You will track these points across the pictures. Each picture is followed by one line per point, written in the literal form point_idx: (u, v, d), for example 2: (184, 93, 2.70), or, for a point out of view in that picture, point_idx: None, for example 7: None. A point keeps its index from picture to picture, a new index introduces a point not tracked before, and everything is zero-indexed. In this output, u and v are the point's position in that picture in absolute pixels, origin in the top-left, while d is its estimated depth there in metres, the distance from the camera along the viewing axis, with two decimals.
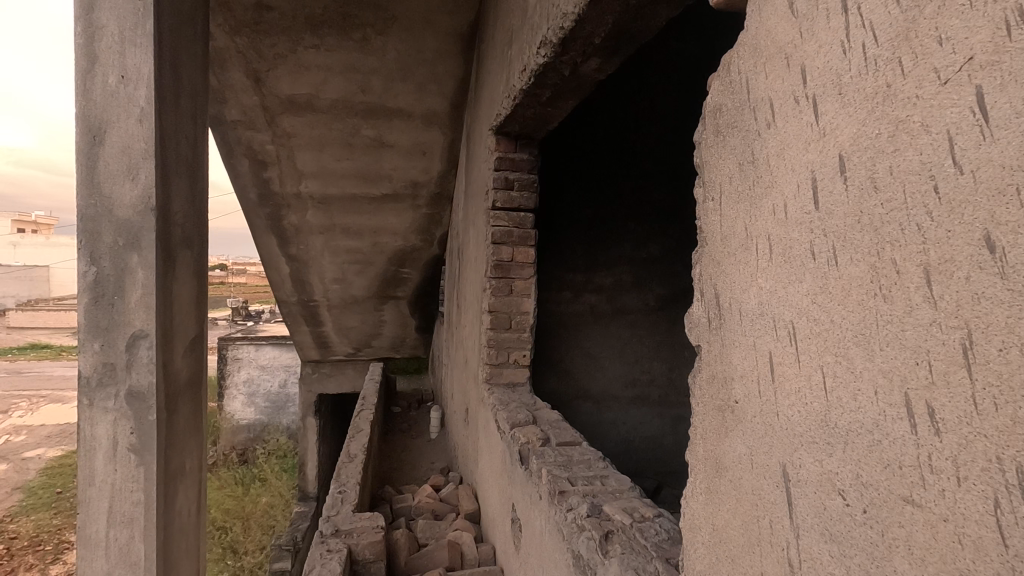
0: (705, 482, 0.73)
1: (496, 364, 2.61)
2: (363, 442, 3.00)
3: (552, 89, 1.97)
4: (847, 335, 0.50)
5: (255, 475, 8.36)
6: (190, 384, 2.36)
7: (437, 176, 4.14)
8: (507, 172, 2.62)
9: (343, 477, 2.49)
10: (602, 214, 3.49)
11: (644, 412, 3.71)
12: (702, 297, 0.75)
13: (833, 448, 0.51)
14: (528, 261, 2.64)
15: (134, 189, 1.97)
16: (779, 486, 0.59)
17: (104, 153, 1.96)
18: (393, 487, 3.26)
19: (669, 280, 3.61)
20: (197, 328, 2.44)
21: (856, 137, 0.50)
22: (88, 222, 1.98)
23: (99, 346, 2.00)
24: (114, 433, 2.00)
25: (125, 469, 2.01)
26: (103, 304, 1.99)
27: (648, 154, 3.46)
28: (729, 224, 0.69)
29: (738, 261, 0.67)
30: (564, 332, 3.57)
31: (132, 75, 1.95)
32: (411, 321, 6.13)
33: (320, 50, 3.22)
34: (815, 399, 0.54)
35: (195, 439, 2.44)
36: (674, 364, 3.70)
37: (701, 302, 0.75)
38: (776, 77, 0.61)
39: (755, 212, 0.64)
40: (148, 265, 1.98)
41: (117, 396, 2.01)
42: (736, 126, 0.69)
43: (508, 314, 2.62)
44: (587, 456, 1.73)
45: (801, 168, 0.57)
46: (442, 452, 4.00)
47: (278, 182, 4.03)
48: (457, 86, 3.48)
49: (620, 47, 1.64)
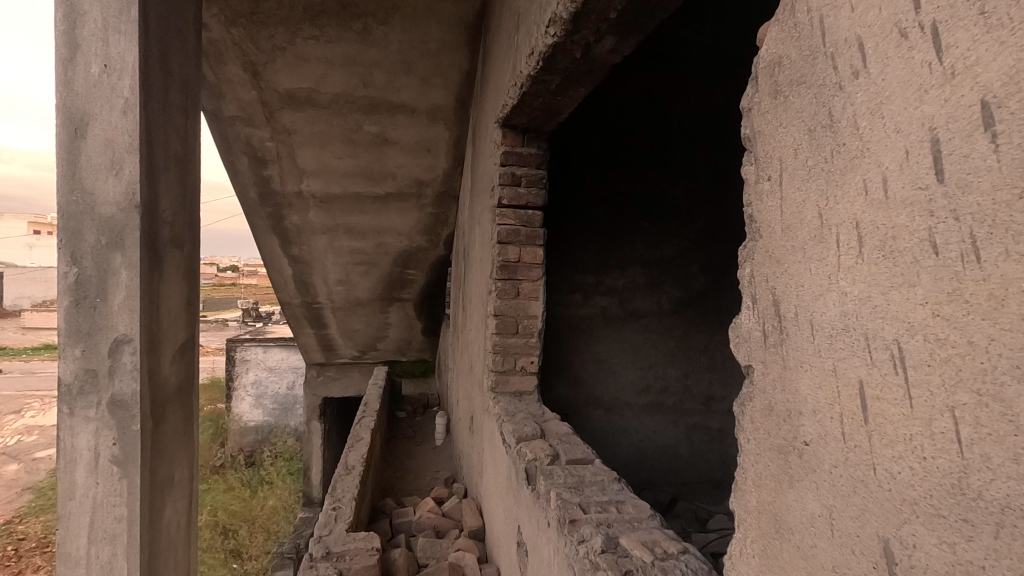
0: (758, 542, 0.57)
1: (503, 371, 2.46)
2: (362, 451, 2.84)
3: (562, 74, 1.81)
4: (1003, 366, 0.34)
5: (262, 477, 8.25)
6: (179, 391, 2.22)
7: (442, 174, 3.99)
8: (515, 167, 2.46)
9: (339, 491, 2.34)
10: (616, 211, 3.33)
11: (657, 420, 3.54)
12: (754, 305, 0.59)
13: (976, 530, 0.36)
14: (536, 262, 2.48)
15: (118, 184, 1.83)
16: (878, 569, 0.43)
17: (86, 147, 1.83)
18: (393, 499, 3.12)
19: (684, 283, 3.44)
20: (188, 332, 2.30)
21: (1012, 74, 0.34)
22: (70, 220, 1.85)
23: (80, 352, 1.87)
24: (95, 443, 1.87)
25: (107, 482, 1.87)
26: (85, 307, 1.86)
27: (672, 149, 3.31)
28: (793, 209, 0.53)
29: (808, 259, 0.51)
30: (574, 337, 3.41)
31: (116, 64, 1.82)
32: (417, 323, 5.99)
33: (320, 41, 3.08)
34: (942, 455, 0.38)
35: (186, 449, 2.30)
36: (689, 370, 3.53)
37: (753, 311, 0.59)
38: (868, 8, 0.45)
39: (834, 193, 0.48)
40: (132, 265, 1.85)
41: (99, 404, 1.88)
42: (804, 82, 0.52)
43: (515, 318, 2.46)
44: (601, 477, 1.57)
45: (913, 124, 0.41)
46: (447, 460, 3.84)
47: (278, 180, 3.91)
48: (463, 79, 3.33)
49: (637, 22, 1.48)
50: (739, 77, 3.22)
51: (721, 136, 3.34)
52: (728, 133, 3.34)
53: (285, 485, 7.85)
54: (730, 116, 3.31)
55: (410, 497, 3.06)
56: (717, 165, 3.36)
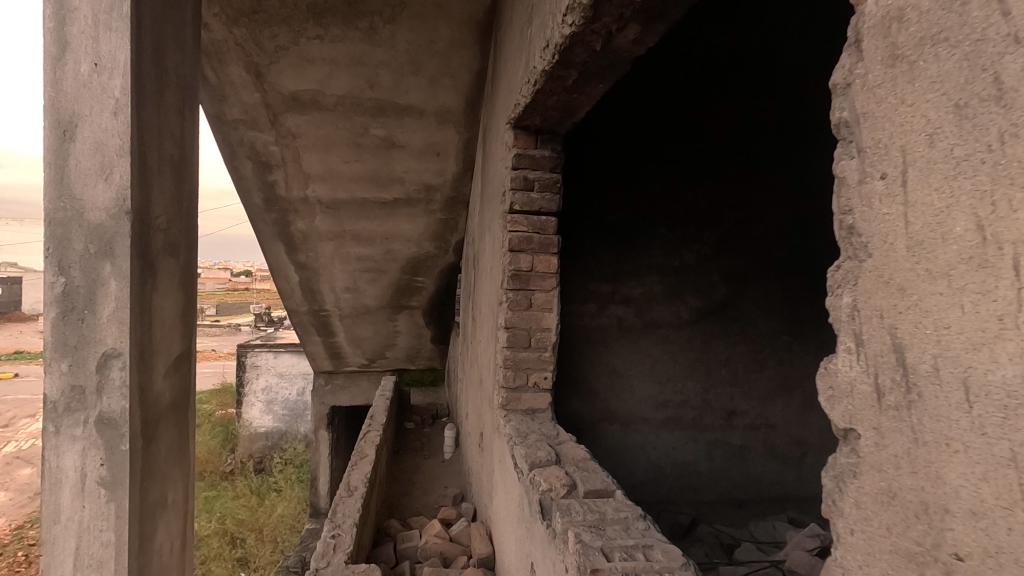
0: None
1: (514, 387, 2.31)
2: (367, 470, 2.69)
3: (580, 68, 1.66)
4: None
5: (271, 485, 8.12)
6: (174, 406, 2.09)
7: (451, 179, 3.87)
8: (527, 171, 2.31)
9: (339, 516, 2.19)
10: (635, 215, 3.18)
11: (675, 436, 3.37)
12: (863, 357, 0.47)
13: None
14: (549, 272, 2.33)
15: (108, 190, 1.71)
16: None
17: (75, 150, 1.72)
18: (398, 520, 2.97)
19: (704, 292, 3.29)
20: (184, 343, 2.16)
21: None
22: (58, 227, 1.73)
23: (67, 367, 1.74)
24: (82, 464, 1.74)
25: (94, 505, 1.74)
26: (73, 320, 1.73)
27: (705, 150, 3.18)
28: (926, 212, 0.41)
29: (957, 292, 0.39)
30: (588, 349, 3.25)
31: (107, 63, 1.69)
32: (426, 332, 5.86)
33: (324, 41, 2.96)
34: None
35: (180, 467, 2.16)
36: (709, 384, 3.36)
37: (863, 365, 0.47)
38: None
39: (1009, 192, 0.36)
40: (123, 275, 1.72)
41: (86, 422, 1.74)
42: (939, 38, 0.40)
43: (528, 332, 2.31)
44: (624, 514, 1.41)
45: None
46: (456, 475, 3.69)
47: (284, 185, 3.80)
48: (473, 79, 3.19)
49: (665, 7, 1.33)
50: (788, 83, 3.06)
51: (761, 140, 3.19)
52: (769, 137, 3.19)
53: (294, 494, 7.71)
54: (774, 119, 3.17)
55: (417, 517, 2.91)
56: (747, 171, 3.22)
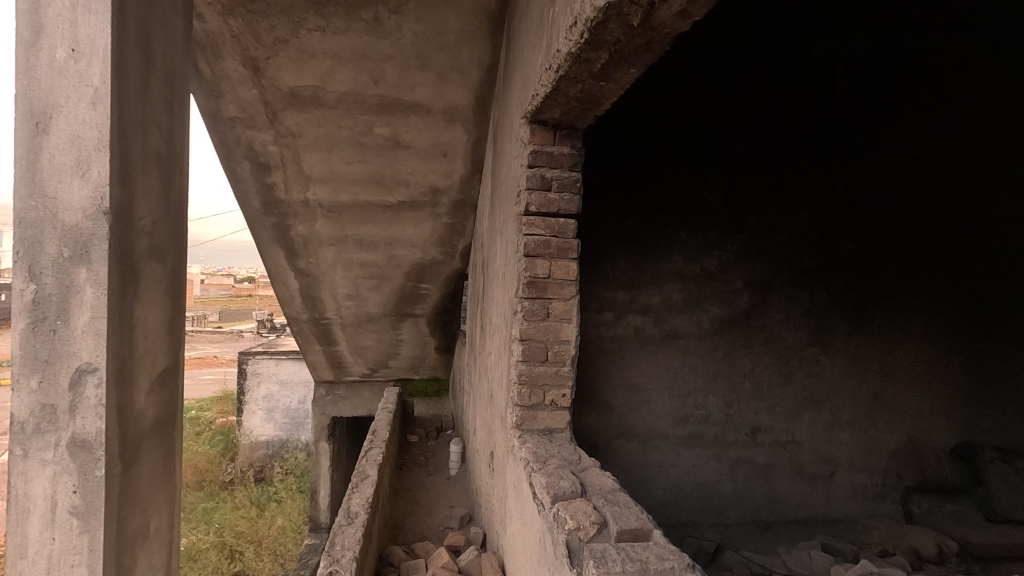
0: None
1: (530, 406, 2.10)
2: (367, 494, 2.47)
3: (609, 51, 1.49)
4: None
5: (270, 495, 7.88)
6: (158, 426, 1.88)
7: (458, 181, 3.69)
8: (545, 170, 2.12)
9: (338, 549, 1.98)
10: (653, 220, 2.99)
11: (697, 454, 3.16)
12: None
13: None
14: (569, 279, 2.13)
15: (84, 188, 1.48)
16: None
17: (48, 144, 1.49)
18: (402, 546, 2.75)
19: (727, 300, 3.09)
20: (169, 357, 1.95)
21: None
22: (27, 229, 1.50)
23: (37, 384, 1.51)
24: (53, 491, 1.51)
25: (65, 537, 1.51)
26: (43, 332, 1.51)
27: (734, 152, 3.01)
28: None
29: None
30: (604, 362, 3.04)
31: (84, 48, 1.48)
32: (430, 341, 5.67)
33: (326, 33, 2.78)
34: None
35: (164, 493, 1.94)
36: (733, 398, 3.15)
37: None
38: None
39: None
40: (100, 282, 1.50)
41: (57, 445, 1.51)
42: None
43: (545, 345, 2.11)
44: (671, 565, 1.22)
45: None
46: (462, 495, 3.47)
47: (283, 187, 3.62)
48: (482, 74, 3.02)
49: None
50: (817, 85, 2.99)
51: (790, 142, 3.04)
52: (796, 139, 3.05)
53: (293, 504, 7.46)
54: (804, 119, 3.04)
55: (423, 543, 2.70)
56: (774, 174, 3.05)
